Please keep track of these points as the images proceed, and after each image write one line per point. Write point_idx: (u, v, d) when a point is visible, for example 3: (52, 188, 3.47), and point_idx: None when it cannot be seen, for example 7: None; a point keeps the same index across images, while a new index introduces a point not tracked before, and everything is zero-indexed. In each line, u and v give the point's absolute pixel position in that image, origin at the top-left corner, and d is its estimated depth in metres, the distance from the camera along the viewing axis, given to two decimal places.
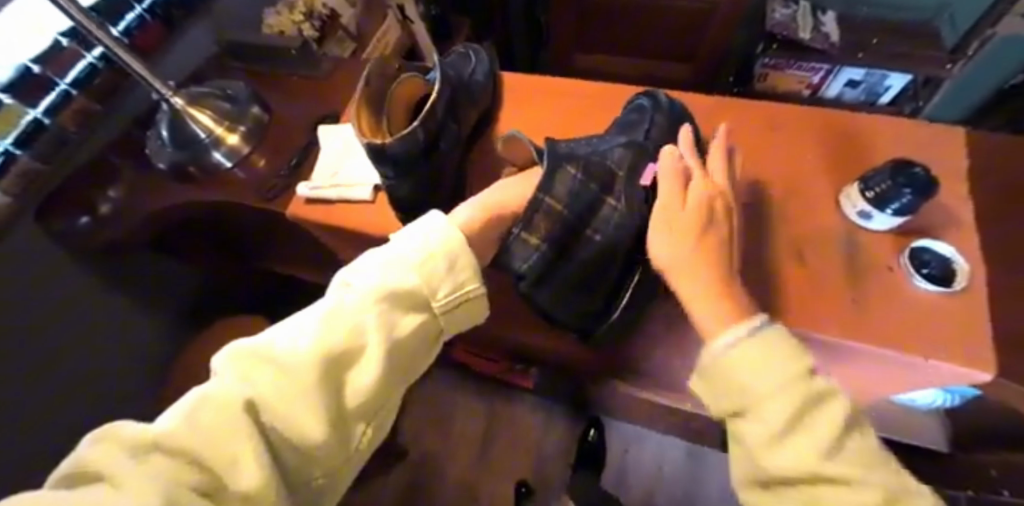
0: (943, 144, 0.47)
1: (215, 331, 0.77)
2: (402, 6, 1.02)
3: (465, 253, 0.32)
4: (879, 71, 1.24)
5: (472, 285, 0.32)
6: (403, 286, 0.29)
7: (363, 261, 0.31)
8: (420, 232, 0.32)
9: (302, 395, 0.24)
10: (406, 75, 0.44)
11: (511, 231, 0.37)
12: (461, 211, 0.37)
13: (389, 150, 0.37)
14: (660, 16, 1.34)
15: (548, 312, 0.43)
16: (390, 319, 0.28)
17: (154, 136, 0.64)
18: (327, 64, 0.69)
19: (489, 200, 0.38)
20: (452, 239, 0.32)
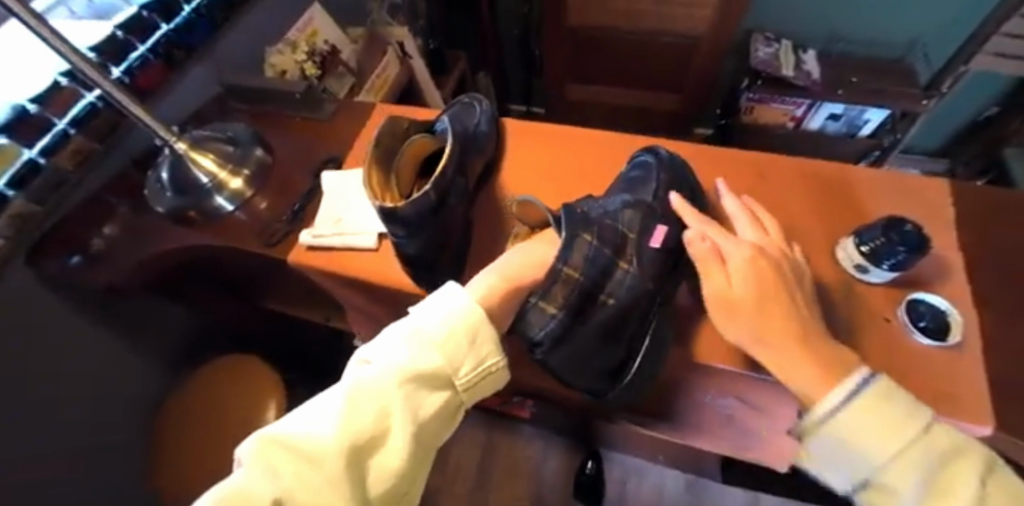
0: (930, 198, 0.49)
1: (206, 372, 0.75)
2: (402, 42, 1.05)
3: (486, 327, 0.32)
4: (858, 107, 1.29)
5: (494, 359, 0.32)
6: (427, 366, 0.29)
7: (381, 337, 0.32)
8: (441, 306, 0.33)
9: (329, 486, 0.24)
10: (417, 135, 0.44)
11: (527, 300, 0.39)
12: (480, 279, 0.38)
13: (401, 212, 0.38)
14: (650, 51, 1.39)
15: (563, 376, 0.43)
16: (414, 402, 0.28)
17: (154, 179, 0.63)
18: (330, 106, 0.70)
19: (507, 268, 0.39)
20: (473, 313, 0.32)
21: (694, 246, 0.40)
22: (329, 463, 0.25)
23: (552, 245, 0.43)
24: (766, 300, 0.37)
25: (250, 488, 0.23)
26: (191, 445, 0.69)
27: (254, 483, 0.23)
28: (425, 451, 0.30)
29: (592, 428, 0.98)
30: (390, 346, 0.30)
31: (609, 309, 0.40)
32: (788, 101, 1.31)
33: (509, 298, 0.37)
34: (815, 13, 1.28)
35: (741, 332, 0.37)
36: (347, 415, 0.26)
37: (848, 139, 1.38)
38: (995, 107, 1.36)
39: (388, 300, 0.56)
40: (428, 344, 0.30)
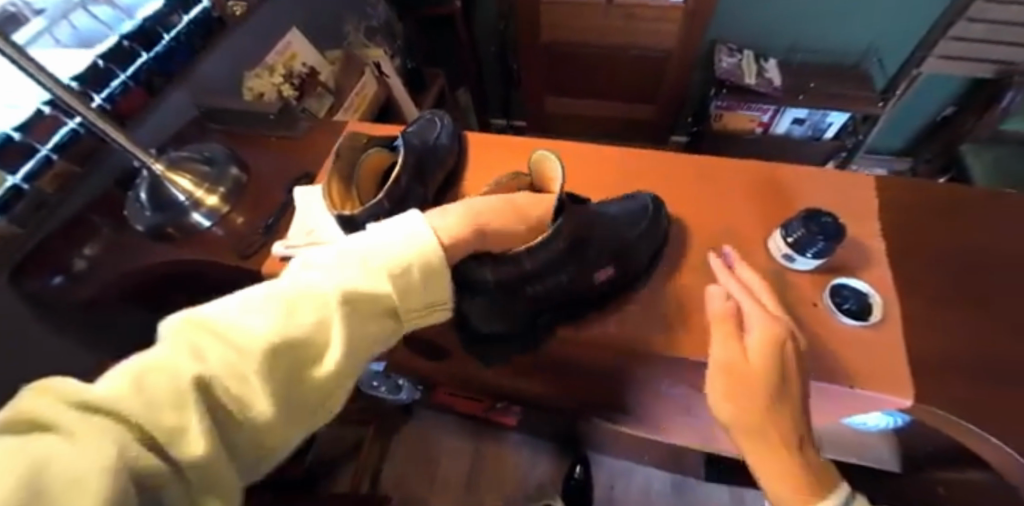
0: (853, 194, 0.55)
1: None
2: (379, 63, 1.09)
3: (436, 265, 0.35)
4: (820, 111, 1.34)
5: (438, 293, 0.36)
6: (372, 290, 0.33)
7: (335, 249, 0.34)
8: (397, 236, 0.35)
9: (259, 374, 0.27)
10: (373, 149, 0.47)
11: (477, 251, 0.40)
12: (456, 208, 0.40)
13: (358, 218, 0.41)
14: (622, 64, 1.45)
15: (458, 318, 0.45)
16: (353, 319, 0.32)
17: (133, 198, 0.66)
18: (304, 125, 0.74)
19: (478, 213, 0.41)
20: (426, 246, 0.35)
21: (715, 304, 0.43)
22: (262, 356, 0.27)
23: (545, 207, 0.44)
24: (759, 371, 0.38)
25: (182, 361, 0.25)
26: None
27: (186, 358, 0.26)
28: (357, 365, 0.33)
29: (577, 432, 1.00)
30: (342, 260, 0.33)
31: (527, 296, 0.44)
32: (754, 108, 1.37)
33: (473, 236, 0.39)
34: (774, 25, 1.35)
35: (730, 405, 0.38)
36: (287, 315, 0.29)
37: (814, 142, 1.44)
38: (950, 108, 1.43)
39: None
40: (377, 270, 0.33)
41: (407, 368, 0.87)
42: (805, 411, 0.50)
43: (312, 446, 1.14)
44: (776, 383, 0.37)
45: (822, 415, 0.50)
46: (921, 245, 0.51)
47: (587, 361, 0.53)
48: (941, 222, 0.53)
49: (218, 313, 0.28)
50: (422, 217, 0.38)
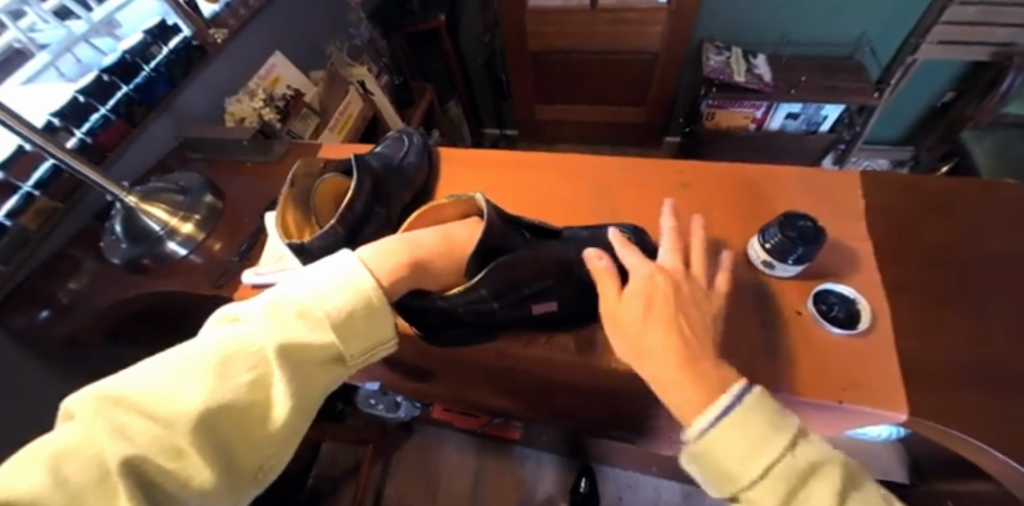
0: (837, 195, 0.53)
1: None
2: (363, 81, 1.08)
3: (377, 307, 0.35)
4: (814, 104, 1.32)
5: (382, 331, 0.35)
6: (303, 338, 0.32)
7: (265, 299, 0.34)
8: (333, 279, 0.34)
9: (194, 448, 0.28)
10: (330, 174, 0.46)
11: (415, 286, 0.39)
12: (389, 242, 0.39)
13: (309, 246, 0.40)
14: (610, 68, 1.44)
15: (438, 330, 0.42)
16: (293, 374, 0.31)
17: (110, 231, 0.66)
18: (279, 148, 0.73)
19: (415, 250, 0.39)
20: (363, 285, 0.35)
21: (590, 263, 0.41)
22: (183, 428, 0.28)
23: (473, 238, 0.43)
24: (652, 308, 0.36)
25: (101, 446, 0.26)
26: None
27: (105, 441, 0.26)
28: (305, 415, 0.33)
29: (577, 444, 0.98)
30: (270, 311, 0.33)
31: (517, 303, 0.42)
32: (746, 105, 1.34)
33: (409, 273, 0.38)
34: (763, 21, 1.33)
35: (623, 344, 0.37)
36: (217, 382, 0.29)
37: (810, 136, 1.41)
38: (950, 93, 1.39)
39: None
40: (314, 320, 0.33)
41: (398, 388, 0.85)
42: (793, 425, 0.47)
43: (312, 466, 1.12)
44: (681, 323, 0.36)
45: (814, 429, 0.47)
46: (907, 247, 0.49)
47: (564, 379, 0.51)
48: (929, 222, 0.50)
49: (143, 384, 0.29)
50: (360, 254, 0.37)
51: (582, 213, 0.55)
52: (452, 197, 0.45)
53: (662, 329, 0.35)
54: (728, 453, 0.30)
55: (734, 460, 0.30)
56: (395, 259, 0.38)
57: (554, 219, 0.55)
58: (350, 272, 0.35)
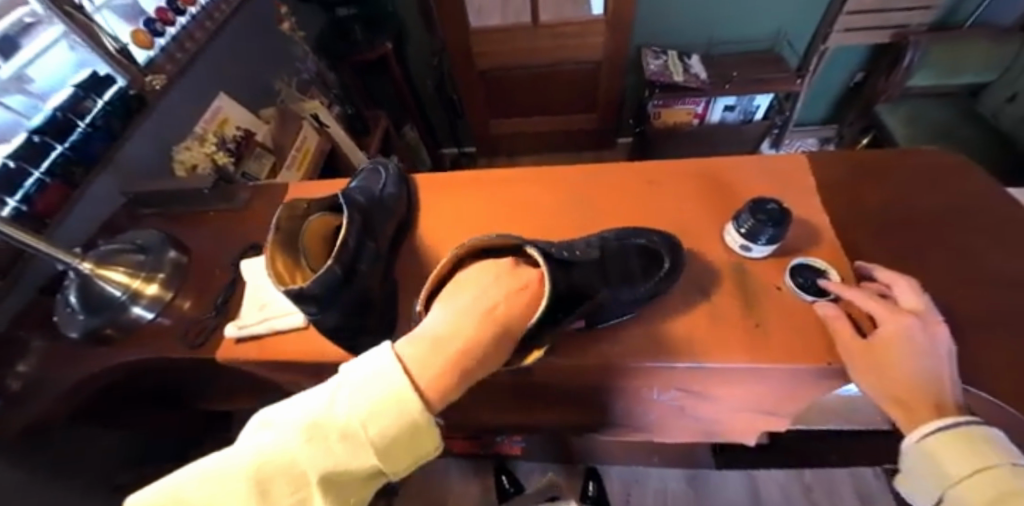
0: (793, 176, 0.57)
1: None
2: (316, 114, 1.06)
3: (424, 422, 0.31)
4: (746, 96, 1.42)
5: (426, 447, 0.32)
6: (345, 461, 0.29)
7: (310, 404, 0.31)
8: (378, 386, 0.31)
9: None
10: (316, 214, 0.46)
11: (473, 374, 0.36)
12: (441, 322, 0.38)
13: (307, 290, 0.39)
14: (557, 79, 1.49)
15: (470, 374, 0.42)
16: (336, 496, 0.29)
17: (62, 302, 0.60)
18: (245, 195, 0.68)
19: (459, 336, 0.36)
20: (407, 400, 0.31)
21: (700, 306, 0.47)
22: None
23: (512, 292, 0.41)
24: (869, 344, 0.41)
25: None
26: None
27: None
28: None
29: (579, 448, 0.99)
30: (306, 430, 0.29)
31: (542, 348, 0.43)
32: (688, 102, 1.42)
33: (460, 369, 0.35)
34: (693, 22, 1.41)
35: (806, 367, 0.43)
36: None
37: (746, 125, 1.51)
38: (860, 74, 1.54)
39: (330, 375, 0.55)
40: (357, 439, 0.30)
41: None
42: (793, 389, 0.49)
43: None
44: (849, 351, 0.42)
45: (809, 396, 0.50)
46: (862, 219, 0.53)
47: (572, 384, 0.52)
48: (876, 193, 0.56)
49: None
50: (401, 354, 0.34)
51: (565, 220, 0.56)
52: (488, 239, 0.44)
53: (863, 366, 0.41)
54: (949, 455, 0.37)
55: (952, 463, 0.36)
56: (446, 346, 0.35)
57: (540, 229, 0.56)
58: (392, 378, 0.32)
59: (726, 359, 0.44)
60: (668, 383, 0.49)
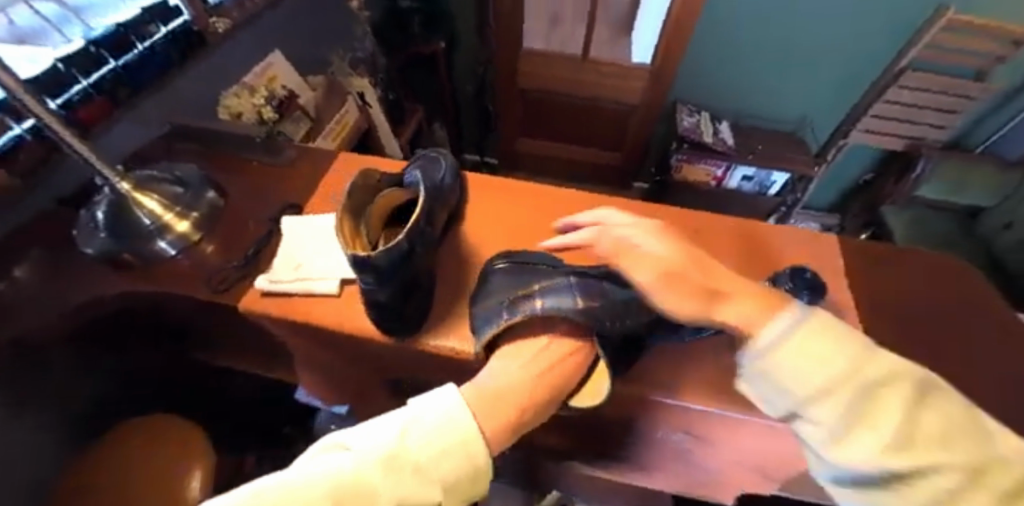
0: (828, 254, 0.59)
1: (133, 421, 0.71)
2: (361, 92, 1.06)
3: (482, 468, 0.35)
4: (765, 169, 1.48)
5: (477, 492, 0.36)
6: (415, 496, 0.32)
7: (386, 437, 0.34)
8: (448, 429, 0.35)
9: None
10: (387, 190, 0.47)
11: (527, 425, 0.40)
12: (501, 377, 0.41)
13: (374, 261, 0.39)
14: (592, 114, 1.53)
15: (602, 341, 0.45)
16: None
17: (86, 217, 0.58)
18: (290, 152, 0.67)
19: (515, 396, 0.40)
20: (475, 447, 0.35)
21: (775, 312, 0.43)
22: None
23: (560, 355, 0.43)
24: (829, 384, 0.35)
25: None
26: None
27: None
28: None
29: (550, 475, 0.97)
30: (384, 461, 0.32)
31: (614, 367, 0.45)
32: (710, 162, 1.48)
33: (515, 423, 0.39)
34: (731, 91, 1.48)
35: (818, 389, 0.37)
36: None
37: (760, 197, 1.57)
38: (869, 174, 1.63)
39: (346, 346, 0.54)
40: (427, 478, 0.33)
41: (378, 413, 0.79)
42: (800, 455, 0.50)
43: None
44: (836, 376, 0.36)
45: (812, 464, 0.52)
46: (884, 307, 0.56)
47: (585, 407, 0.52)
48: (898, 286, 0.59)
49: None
50: (466, 403, 0.38)
51: None
52: (544, 303, 0.43)
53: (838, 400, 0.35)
54: None
55: None
56: (506, 401, 0.39)
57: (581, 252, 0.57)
58: (461, 423, 0.36)
59: (746, 411, 0.46)
60: (679, 423, 0.50)
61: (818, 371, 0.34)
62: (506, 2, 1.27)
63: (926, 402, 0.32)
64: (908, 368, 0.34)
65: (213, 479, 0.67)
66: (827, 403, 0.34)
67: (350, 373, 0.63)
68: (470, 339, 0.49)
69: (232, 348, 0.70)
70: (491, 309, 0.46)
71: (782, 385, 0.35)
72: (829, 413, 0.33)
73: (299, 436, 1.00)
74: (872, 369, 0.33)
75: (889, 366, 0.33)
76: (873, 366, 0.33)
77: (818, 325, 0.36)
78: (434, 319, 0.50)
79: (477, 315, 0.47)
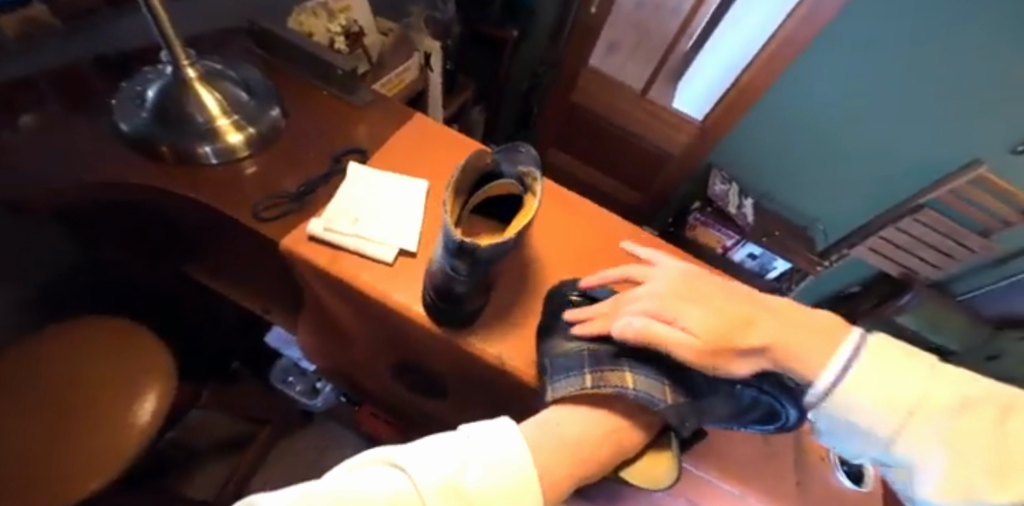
0: None
1: (81, 324, 0.63)
2: (429, 54, 1.01)
3: None
4: (772, 254, 1.51)
5: None
6: None
7: (443, 462, 0.30)
8: (507, 471, 0.31)
9: None
10: (501, 180, 0.46)
11: (577, 486, 0.37)
12: (575, 424, 0.38)
13: (478, 252, 0.36)
14: (630, 149, 1.52)
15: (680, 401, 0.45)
16: None
17: (137, 94, 0.53)
18: (366, 94, 0.62)
19: (578, 451, 0.36)
20: (529, 498, 0.31)
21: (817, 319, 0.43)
22: None
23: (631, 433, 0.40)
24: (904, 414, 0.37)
25: None
26: (43, 423, 0.55)
27: None
28: None
29: None
30: (441, 491, 0.28)
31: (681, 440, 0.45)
32: (724, 231, 1.50)
33: (568, 483, 0.35)
34: (765, 172, 1.50)
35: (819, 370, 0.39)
36: None
37: (757, 278, 1.60)
38: (855, 286, 1.66)
39: (377, 315, 0.50)
40: None
41: (357, 382, 0.74)
42: None
43: (173, 429, 0.91)
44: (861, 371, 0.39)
45: None
46: None
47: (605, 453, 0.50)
48: None
49: None
50: (526, 448, 0.34)
51: None
52: (637, 388, 0.39)
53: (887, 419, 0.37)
54: None
55: None
56: (576, 456, 0.36)
57: None
58: (518, 468, 0.32)
59: None
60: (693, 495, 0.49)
61: (900, 398, 0.36)
62: (590, 14, 1.25)
63: (1014, 421, 0.34)
64: (984, 390, 0.36)
65: (171, 401, 0.61)
66: (921, 428, 0.36)
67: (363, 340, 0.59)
68: (521, 357, 0.46)
69: (230, 276, 0.63)
70: (572, 356, 0.42)
71: (860, 413, 0.37)
72: (921, 436, 0.36)
73: (250, 379, 0.92)
74: (947, 395, 0.36)
75: (966, 392, 0.36)
76: (945, 388, 0.36)
77: (874, 353, 0.38)
78: (485, 323, 0.47)
79: (551, 360, 0.42)
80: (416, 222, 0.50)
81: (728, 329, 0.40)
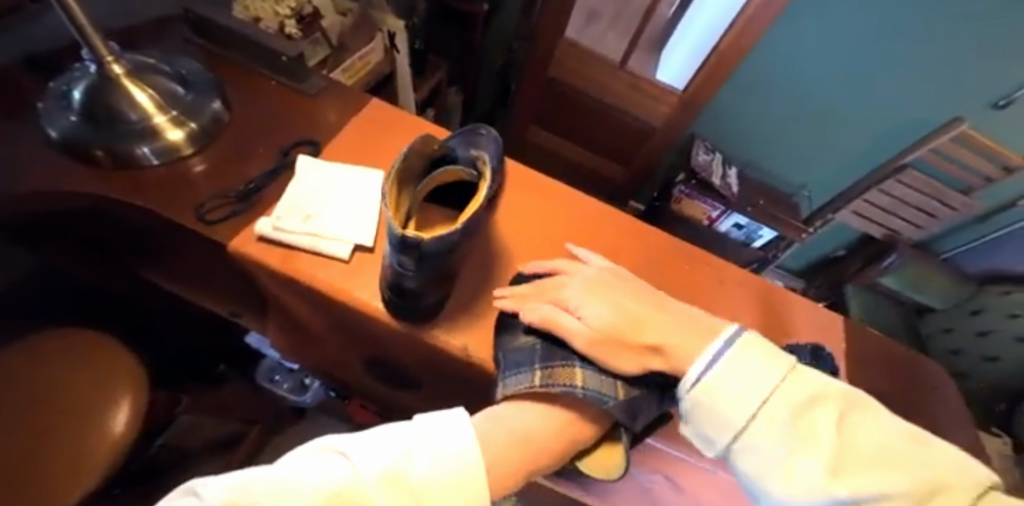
0: (837, 335, 0.59)
1: (56, 335, 0.60)
2: (393, 34, 0.97)
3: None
4: (757, 224, 1.49)
5: None
6: None
7: (390, 453, 0.28)
8: (459, 459, 0.30)
9: None
10: (453, 164, 0.44)
11: (532, 481, 0.35)
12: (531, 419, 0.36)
13: (424, 245, 0.34)
14: (612, 123, 1.49)
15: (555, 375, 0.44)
16: None
17: (64, 94, 0.50)
18: (317, 81, 0.60)
19: (533, 445, 0.35)
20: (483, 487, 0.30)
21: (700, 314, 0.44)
22: None
23: (585, 429, 0.39)
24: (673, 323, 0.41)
25: None
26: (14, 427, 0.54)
27: None
28: None
29: None
30: (385, 483, 0.27)
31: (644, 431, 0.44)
32: (708, 202, 1.48)
33: (525, 474, 0.34)
34: (748, 138, 1.48)
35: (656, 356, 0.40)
36: None
37: (743, 247, 1.58)
38: (840, 250, 1.66)
39: (338, 315, 0.48)
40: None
41: (336, 378, 0.72)
42: None
43: None
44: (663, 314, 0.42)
45: None
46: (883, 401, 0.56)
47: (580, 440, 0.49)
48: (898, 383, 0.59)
49: None
50: (480, 437, 0.33)
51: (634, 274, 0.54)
52: (587, 386, 0.38)
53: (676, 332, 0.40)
54: None
55: None
56: (529, 449, 0.35)
57: None
58: (471, 457, 0.31)
59: None
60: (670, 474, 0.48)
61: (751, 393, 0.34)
62: None
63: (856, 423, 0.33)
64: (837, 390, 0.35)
65: (145, 407, 0.59)
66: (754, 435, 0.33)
67: (332, 339, 0.58)
68: (482, 348, 0.44)
69: (192, 281, 0.61)
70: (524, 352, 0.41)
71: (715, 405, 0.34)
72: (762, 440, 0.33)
73: (235, 380, 0.91)
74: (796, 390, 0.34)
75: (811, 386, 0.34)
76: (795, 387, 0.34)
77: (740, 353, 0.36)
78: (447, 316, 0.45)
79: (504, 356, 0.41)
80: (371, 215, 0.48)
81: (622, 323, 0.40)
